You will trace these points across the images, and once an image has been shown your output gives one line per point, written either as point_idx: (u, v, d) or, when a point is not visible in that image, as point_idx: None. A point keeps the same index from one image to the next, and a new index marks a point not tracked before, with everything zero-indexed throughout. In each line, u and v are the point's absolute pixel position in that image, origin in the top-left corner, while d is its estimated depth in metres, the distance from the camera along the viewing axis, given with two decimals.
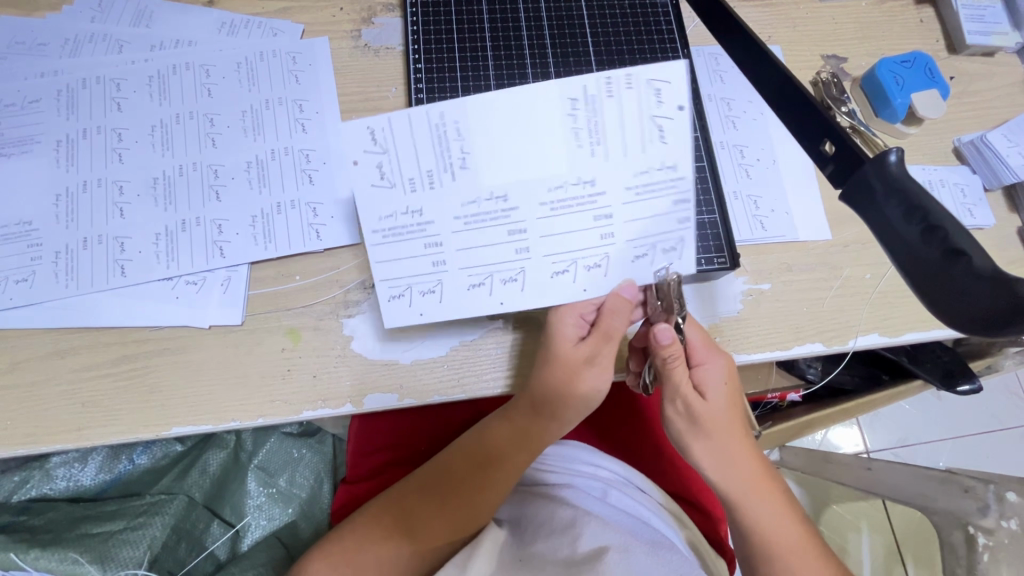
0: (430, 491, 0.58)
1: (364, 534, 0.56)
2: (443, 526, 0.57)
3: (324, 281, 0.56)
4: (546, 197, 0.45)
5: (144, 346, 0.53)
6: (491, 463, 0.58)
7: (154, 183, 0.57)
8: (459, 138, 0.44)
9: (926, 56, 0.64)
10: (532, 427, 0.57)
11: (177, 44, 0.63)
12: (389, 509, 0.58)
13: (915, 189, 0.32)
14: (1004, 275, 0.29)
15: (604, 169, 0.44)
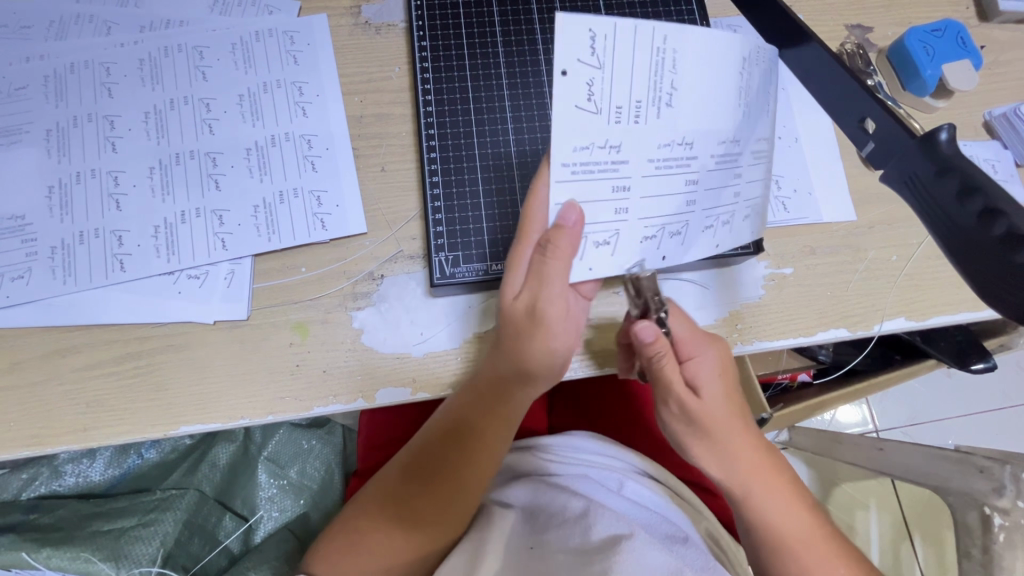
0: (415, 475, 0.55)
1: (364, 524, 0.54)
2: (435, 508, 0.54)
3: (331, 272, 0.54)
4: (715, 147, 0.41)
5: (148, 343, 0.52)
6: (471, 438, 0.54)
7: (150, 172, 0.55)
8: (672, 70, 0.38)
9: (958, 24, 0.60)
10: (509, 395, 0.52)
11: (168, 25, 0.60)
12: (380, 497, 0.55)
13: (970, 166, 0.30)
14: None
15: (749, 130, 0.42)
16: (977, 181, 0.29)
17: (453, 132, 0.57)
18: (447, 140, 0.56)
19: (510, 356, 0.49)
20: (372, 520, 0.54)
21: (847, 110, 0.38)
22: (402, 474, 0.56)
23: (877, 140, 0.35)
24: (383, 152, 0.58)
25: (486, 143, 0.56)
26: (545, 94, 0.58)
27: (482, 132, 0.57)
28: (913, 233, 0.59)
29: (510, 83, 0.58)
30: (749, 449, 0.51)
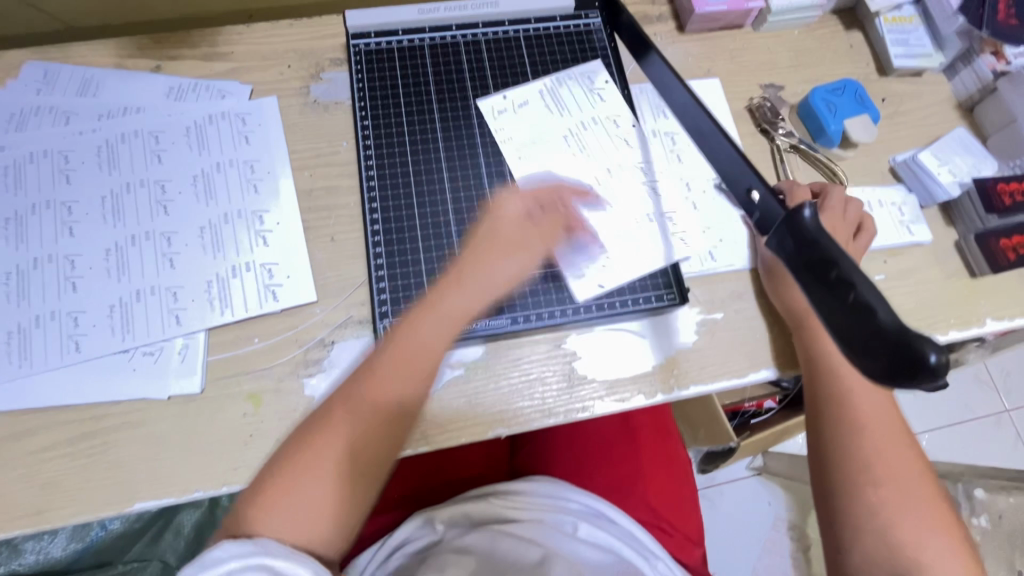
0: (314, 445, 0.48)
1: (252, 507, 0.46)
2: (342, 469, 0.48)
3: (283, 341, 0.57)
4: (687, 186, 0.65)
5: (102, 422, 0.53)
6: (385, 390, 0.50)
7: (107, 254, 0.57)
8: (645, 118, 0.67)
9: (855, 84, 0.67)
10: (420, 341, 0.52)
11: (125, 112, 0.63)
12: (275, 472, 0.48)
13: (828, 241, 0.34)
14: (902, 328, 0.29)
15: (703, 175, 0.66)
16: (833, 253, 0.33)
17: (395, 206, 0.61)
18: (390, 213, 0.61)
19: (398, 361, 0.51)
20: (272, 501, 0.46)
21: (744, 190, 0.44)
22: (300, 447, 0.48)
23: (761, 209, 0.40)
24: (332, 223, 0.61)
25: (427, 214, 0.61)
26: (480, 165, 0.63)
27: (422, 205, 0.61)
28: None
29: (448, 156, 0.63)
30: (843, 412, 0.54)
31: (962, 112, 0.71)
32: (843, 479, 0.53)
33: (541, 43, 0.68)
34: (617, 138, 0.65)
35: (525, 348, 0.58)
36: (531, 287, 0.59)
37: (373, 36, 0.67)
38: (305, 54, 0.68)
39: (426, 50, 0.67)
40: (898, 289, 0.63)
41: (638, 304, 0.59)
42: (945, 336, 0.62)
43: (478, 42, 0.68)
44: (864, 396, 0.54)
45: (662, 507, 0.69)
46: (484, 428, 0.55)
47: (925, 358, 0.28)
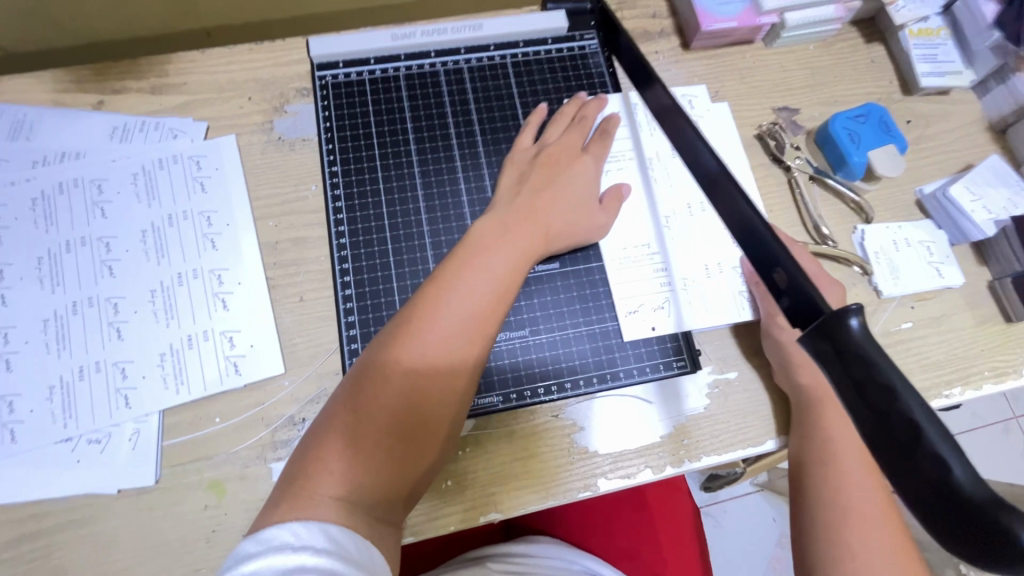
0: (391, 361, 0.42)
1: (310, 463, 0.38)
2: (411, 429, 0.41)
3: (248, 420, 0.50)
4: (695, 242, 0.58)
5: (43, 521, 0.47)
6: (456, 300, 0.44)
7: (45, 326, 0.51)
8: (661, 161, 0.60)
9: (879, 109, 0.61)
10: (501, 243, 0.48)
11: (64, 158, 0.56)
12: (335, 417, 0.40)
13: (883, 360, 0.28)
14: (984, 494, 0.24)
15: (712, 227, 0.58)
16: (891, 377, 0.27)
17: (369, 266, 0.54)
18: (363, 274, 0.54)
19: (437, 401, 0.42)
20: (338, 437, 0.39)
21: (761, 256, 0.38)
22: (369, 379, 0.41)
23: (790, 295, 0.34)
24: (301, 280, 0.54)
25: (405, 273, 0.54)
26: (464, 214, 0.56)
27: (400, 263, 0.55)
28: None
29: (428, 205, 0.56)
30: (831, 470, 0.47)
31: (993, 134, 0.65)
32: (826, 548, 0.44)
33: (530, 71, 0.62)
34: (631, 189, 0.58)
35: (521, 422, 0.52)
36: (524, 356, 0.53)
37: (341, 67, 0.60)
38: (266, 83, 0.60)
39: (402, 81, 0.60)
40: (929, 338, 0.57)
41: (645, 373, 0.54)
42: (982, 390, 0.56)
43: (461, 70, 0.61)
44: (854, 455, 0.48)
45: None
46: (476, 512, 0.49)
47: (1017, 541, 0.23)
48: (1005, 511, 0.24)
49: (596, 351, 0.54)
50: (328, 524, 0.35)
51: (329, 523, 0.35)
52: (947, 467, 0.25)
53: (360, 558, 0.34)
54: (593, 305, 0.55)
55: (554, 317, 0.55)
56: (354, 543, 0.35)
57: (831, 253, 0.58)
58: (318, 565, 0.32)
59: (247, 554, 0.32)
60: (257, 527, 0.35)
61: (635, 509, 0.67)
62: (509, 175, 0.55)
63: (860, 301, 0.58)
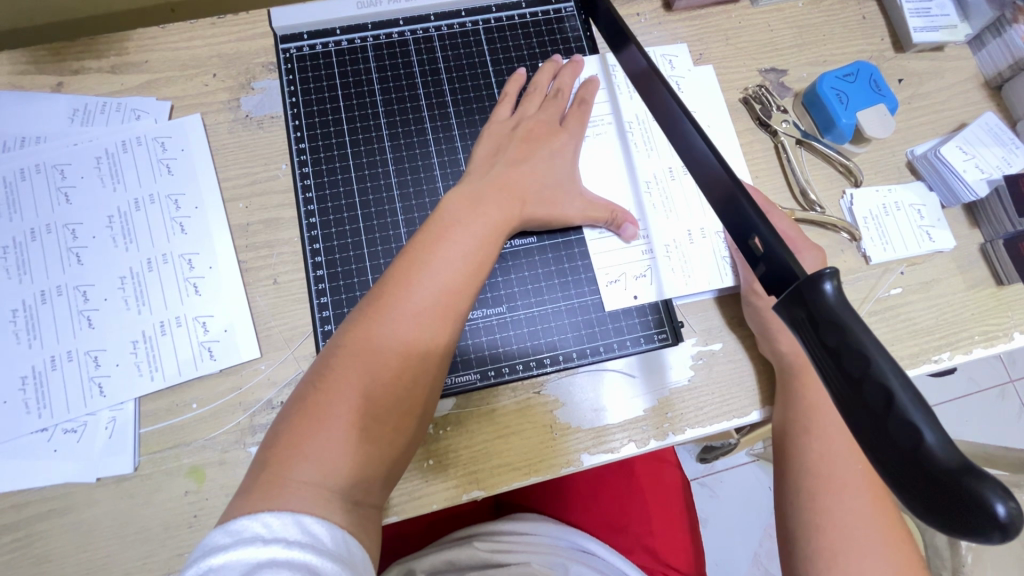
0: (362, 342, 0.41)
1: (282, 445, 0.38)
2: (385, 412, 0.40)
3: (225, 405, 0.50)
4: (678, 208, 0.56)
5: (24, 511, 0.47)
6: (428, 278, 0.43)
7: (13, 316, 0.50)
8: (643, 126, 0.58)
9: (869, 67, 0.58)
10: (475, 218, 0.47)
11: (24, 143, 0.54)
12: (305, 401, 0.39)
13: (856, 323, 0.27)
14: (954, 461, 0.23)
15: (696, 192, 0.57)
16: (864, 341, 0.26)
17: (341, 247, 0.53)
18: (335, 255, 0.53)
19: (410, 380, 0.42)
20: (310, 421, 0.38)
21: (739, 222, 0.36)
22: (340, 360, 0.40)
23: (767, 262, 0.33)
24: (274, 262, 0.53)
25: (378, 252, 0.53)
26: (438, 190, 0.55)
27: (372, 242, 0.53)
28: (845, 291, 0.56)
29: (400, 181, 0.55)
30: (815, 439, 0.47)
31: (988, 91, 0.63)
32: (805, 515, 0.44)
33: (503, 38, 0.59)
34: (613, 156, 0.57)
35: (501, 398, 0.51)
36: (501, 333, 0.52)
37: (306, 38, 0.58)
38: (230, 59, 0.58)
39: (370, 51, 0.58)
40: (918, 303, 0.56)
41: (627, 347, 0.53)
42: (971, 355, 0.55)
43: (431, 38, 0.58)
44: (839, 423, 0.47)
45: (668, 553, 0.64)
46: (458, 491, 0.49)
47: (993, 510, 0.22)
48: (975, 477, 0.23)
49: (575, 325, 0.53)
50: (301, 515, 0.34)
51: (303, 514, 0.34)
52: (917, 431, 0.24)
53: (336, 550, 0.34)
54: (572, 280, 0.54)
55: (533, 292, 0.53)
56: (328, 534, 0.34)
57: (817, 219, 0.57)
58: (291, 557, 0.31)
59: (218, 545, 0.32)
60: (227, 517, 0.35)
61: (619, 481, 0.68)
62: (484, 147, 0.53)
63: (847, 267, 0.57)
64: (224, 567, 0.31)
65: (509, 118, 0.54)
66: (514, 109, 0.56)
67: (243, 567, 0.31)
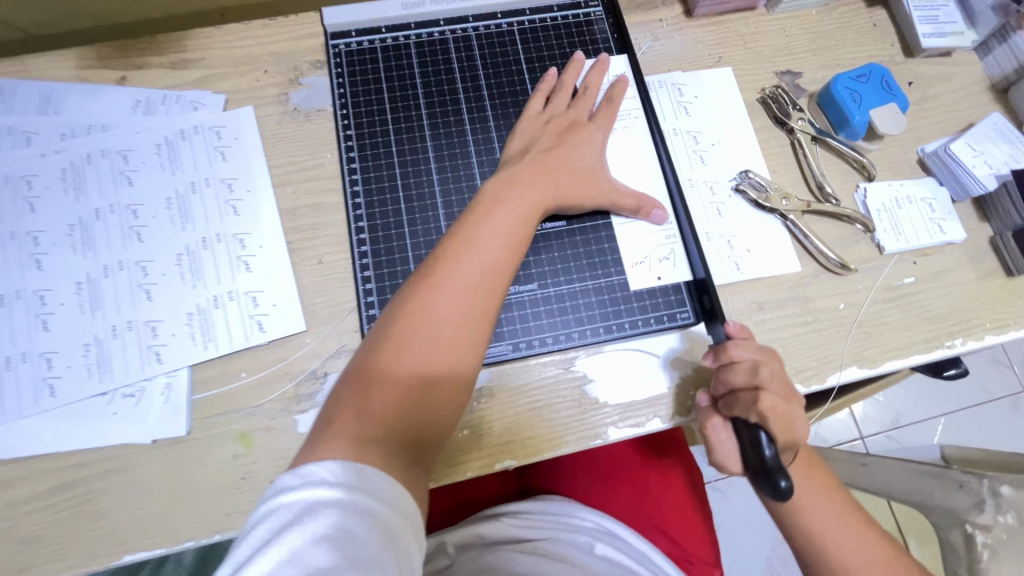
0: (412, 314, 0.44)
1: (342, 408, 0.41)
2: (435, 376, 0.43)
3: (272, 375, 0.53)
4: (703, 199, 0.60)
5: (84, 469, 0.50)
6: (472, 256, 0.47)
7: (78, 288, 0.53)
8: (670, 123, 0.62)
9: (881, 69, 0.62)
10: (513, 202, 0.50)
11: (90, 130, 0.58)
12: (364, 368, 0.43)
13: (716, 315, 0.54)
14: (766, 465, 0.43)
15: (717, 184, 0.61)
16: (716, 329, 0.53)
17: (383, 227, 0.56)
18: (378, 233, 0.56)
19: (455, 349, 0.44)
20: (368, 384, 0.42)
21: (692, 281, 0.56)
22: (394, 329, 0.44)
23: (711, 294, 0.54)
24: (320, 243, 0.56)
25: (418, 232, 0.56)
26: (474, 176, 0.58)
27: (413, 223, 0.57)
28: (860, 278, 0.58)
29: (439, 168, 0.58)
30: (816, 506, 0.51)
31: (996, 94, 0.66)
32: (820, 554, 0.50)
33: (536, 39, 0.63)
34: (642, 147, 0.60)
35: (532, 372, 0.54)
36: (533, 309, 0.55)
37: (354, 36, 0.62)
38: (281, 56, 0.62)
39: (412, 49, 0.62)
40: (930, 292, 0.58)
41: (651, 326, 0.56)
42: (983, 342, 0.57)
43: (469, 38, 0.63)
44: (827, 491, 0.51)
45: (684, 536, 0.67)
46: (491, 461, 0.52)
47: (779, 484, 0.41)
48: (775, 470, 0.42)
49: (602, 303, 0.56)
50: (362, 465, 0.37)
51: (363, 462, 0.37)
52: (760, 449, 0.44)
53: (393, 498, 0.36)
54: (598, 261, 0.57)
55: (562, 272, 0.56)
56: (383, 481, 0.37)
57: (832, 211, 0.59)
58: (352, 503, 0.34)
59: (288, 485, 0.35)
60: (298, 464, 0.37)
61: (638, 468, 0.70)
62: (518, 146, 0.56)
63: (862, 257, 0.59)
64: (292, 505, 0.34)
65: (535, 109, 0.58)
66: (545, 103, 0.59)
67: (310, 506, 0.33)
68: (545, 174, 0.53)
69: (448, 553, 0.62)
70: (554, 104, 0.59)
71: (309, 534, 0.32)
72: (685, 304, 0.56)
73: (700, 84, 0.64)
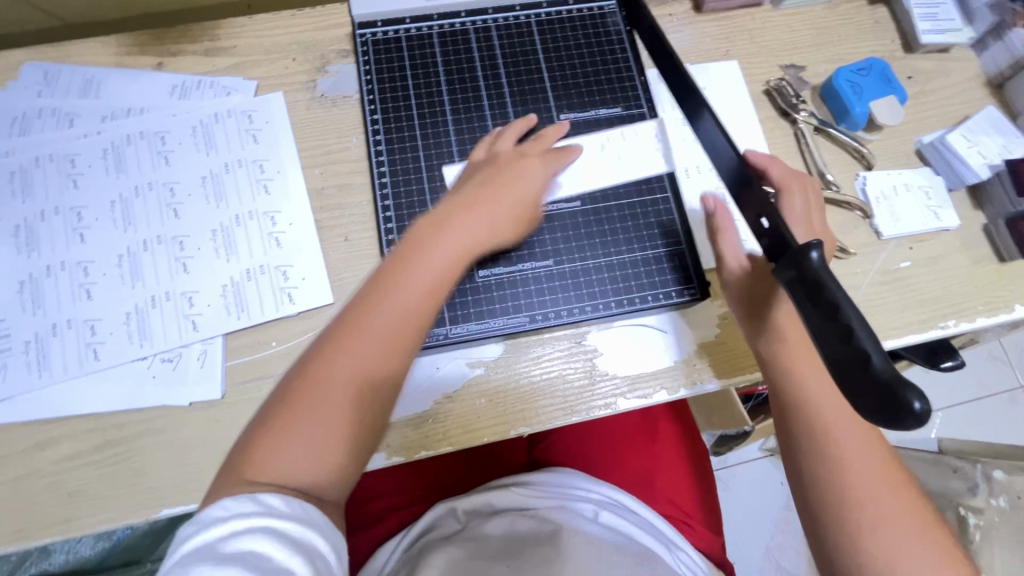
0: (322, 366, 0.44)
1: (251, 445, 0.42)
2: (355, 411, 0.43)
3: (302, 344, 0.56)
4: (711, 184, 0.63)
5: (126, 429, 0.53)
6: (397, 292, 0.46)
7: (120, 260, 0.57)
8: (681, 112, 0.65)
9: (881, 63, 0.65)
10: (444, 238, 0.50)
11: (129, 113, 0.62)
12: (271, 415, 0.43)
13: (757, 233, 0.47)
14: (890, 379, 0.32)
15: None
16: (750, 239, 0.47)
17: (408, 205, 0.59)
18: (404, 212, 0.59)
19: (374, 384, 0.44)
20: (274, 434, 0.42)
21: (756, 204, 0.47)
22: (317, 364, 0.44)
23: (767, 239, 0.44)
24: (346, 221, 0.59)
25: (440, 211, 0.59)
26: None
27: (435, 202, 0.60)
28: (859, 262, 0.61)
29: (460, 151, 0.61)
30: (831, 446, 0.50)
31: (992, 89, 0.69)
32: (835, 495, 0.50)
33: (553, 30, 0.66)
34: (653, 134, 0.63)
35: (546, 345, 0.57)
36: (548, 284, 0.58)
37: (380, 25, 0.65)
38: (309, 46, 0.65)
39: (435, 38, 0.65)
40: (926, 276, 0.61)
41: (660, 301, 0.58)
42: (975, 323, 0.60)
43: (489, 29, 0.66)
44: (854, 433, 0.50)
45: (688, 505, 0.70)
46: (507, 427, 0.55)
47: (912, 406, 0.31)
48: (902, 387, 0.31)
49: (614, 280, 0.59)
50: (255, 496, 0.38)
51: (260, 494, 0.39)
52: (869, 355, 0.33)
53: (294, 511, 0.39)
54: (610, 240, 0.60)
55: (576, 250, 0.59)
56: (283, 503, 0.39)
57: (833, 197, 0.62)
58: (255, 528, 0.37)
59: (188, 533, 0.36)
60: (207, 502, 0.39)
61: (645, 442, 0.72)
62: (456, 190, 0.55)
63: (861, 242, 0.62)
64: (194, 550, 0.35)
65: (482, 152, 0.59)
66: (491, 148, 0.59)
67: (214, 543, 0.35)
68: (485, 208, 0.52)
69: (459, 518, 0.65)
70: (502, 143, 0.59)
71: (219, 564, 0.34)
72: (694, 282, 0.59)
73: (710, 76, 0.67)
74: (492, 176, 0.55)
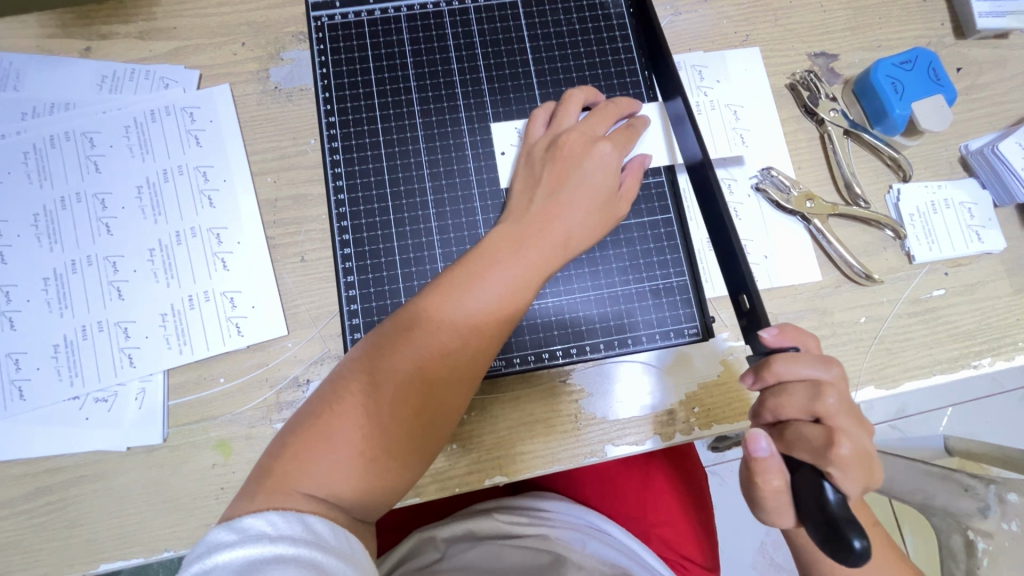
0: (384, 368, 0.38)
1: (287, 453, 0.36)
2: (402, 435, 0.38)
3: (253, 380, 0.50)
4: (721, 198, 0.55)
5: (57, 476, 0.48)
6: (472, 299, 0.41)
7: (45, 284, 0.50)
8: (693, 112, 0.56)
9: (929, 54, 0.55)
10: (528, 241, 0.43)
11: (53, 109, 0.54)
12: (308, 422, 0.37)
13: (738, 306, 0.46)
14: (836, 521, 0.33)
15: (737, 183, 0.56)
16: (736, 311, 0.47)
17: (369, 225, 0.52)
18: (362, 234, 0.52)
19: (430, 405, 0.39)
20: (312, 441, 0.36)
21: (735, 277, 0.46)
22: (368, 370, 0.38)
23: (748, 317, 0.45)
24: (302, 240, 0.52)
25: (405, 233, 0.52)
26: (468, 170, 0.53)
27: (401, 222, 0.52)
28: (886, 290, 0.54)
29: (430, 160, 0.53)
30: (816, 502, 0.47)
31: None
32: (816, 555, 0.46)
33: (542, 13, 0.57)
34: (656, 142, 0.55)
35: (525, 388, 0.51)
36: (528, 320, 0.51)
37: (338, 7, 0.56)
38: (260, 27, 0.56)
39: (404, 22, 0.56)
40: (962, 305, 0.54)
41: (655, 342, 0.52)
42: (1014, 361, 0.53)
43: (468, 11, 0.56)
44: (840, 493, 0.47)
45: (681, 543, 0.65)
46: (480, 477, 0.49)
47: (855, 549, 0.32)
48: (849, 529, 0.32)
49: (603, 316, 0.52)
50: (305, 514, 0.32)
51: (307, 513, 0.33)
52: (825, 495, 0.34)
53: (342, 546, 0.32)
54: (602, 268, 0.53)
55: (562, 280, 0.52)
56: (330, 530, 0.32)
57: (861, 214, 0.54)
58: (299, 555, 0.30)
59: (222, 541, 0.30)
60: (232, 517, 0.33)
61: (638, 476, 0.67)
62: (521, 175, 0.48)
63: (891, 266, 0.54)
64: (227, 564, 0.29)
65: (536, 127, 0.50)
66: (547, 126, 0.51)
67: (250, 565, 0.29)
68: (570, 203, 0.45)
69: (438, 547, 0.59)
70: (560, 116, 0.50)
71: None
72: (697, 318, 0.52)
73: (726, 68, 0.58)
74: (564, 158, 0.46)
